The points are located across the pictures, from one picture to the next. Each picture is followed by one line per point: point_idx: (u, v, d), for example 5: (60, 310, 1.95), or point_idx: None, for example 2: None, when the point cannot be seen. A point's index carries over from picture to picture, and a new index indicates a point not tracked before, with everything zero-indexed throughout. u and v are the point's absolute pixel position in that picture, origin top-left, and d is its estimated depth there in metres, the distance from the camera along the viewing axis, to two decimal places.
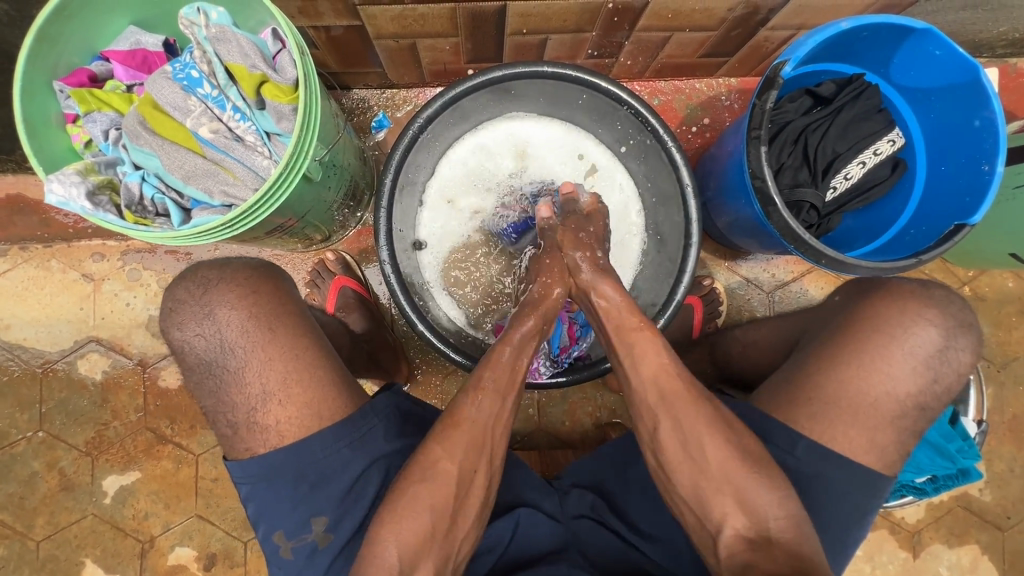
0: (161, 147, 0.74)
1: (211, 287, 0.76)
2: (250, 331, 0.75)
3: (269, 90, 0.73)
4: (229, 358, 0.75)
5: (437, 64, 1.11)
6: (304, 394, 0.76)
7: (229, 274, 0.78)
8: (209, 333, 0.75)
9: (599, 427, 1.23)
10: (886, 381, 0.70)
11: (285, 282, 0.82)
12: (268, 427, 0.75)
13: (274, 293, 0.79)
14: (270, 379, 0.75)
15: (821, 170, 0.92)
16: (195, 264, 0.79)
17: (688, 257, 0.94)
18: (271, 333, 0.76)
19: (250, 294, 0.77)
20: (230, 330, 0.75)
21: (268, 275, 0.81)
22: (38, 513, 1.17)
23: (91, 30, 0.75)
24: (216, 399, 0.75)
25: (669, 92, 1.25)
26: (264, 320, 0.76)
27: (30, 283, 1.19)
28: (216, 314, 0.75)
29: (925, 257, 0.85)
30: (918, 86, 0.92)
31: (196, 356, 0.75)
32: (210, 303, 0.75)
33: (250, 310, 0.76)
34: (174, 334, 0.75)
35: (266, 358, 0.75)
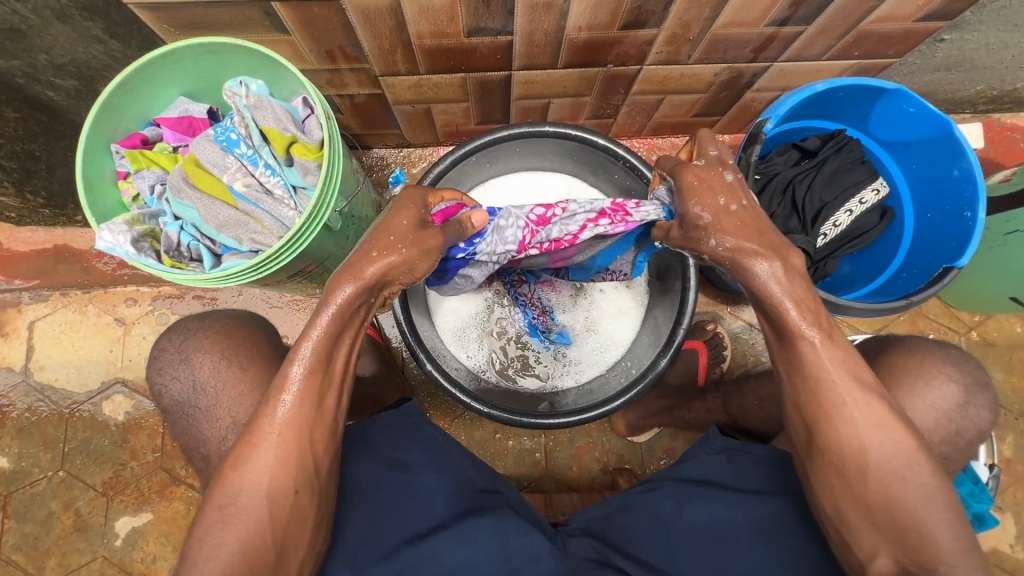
0: (200, 201, 0.82)
1: (189, 336, 0.83)
2: (220, 371, 0.79)
3: (298, 150, 0.82)
4: (201, 397, 0.79)
5: (450, 126, 1.21)
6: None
7: (206, 324, 0.84)
8: (184, 376, 0.80)
9: (607, 473, 1.22)
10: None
11: (257, 326, 0.87)
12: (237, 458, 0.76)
13: (245, 337, 0.83)
14: (239, 412, 0.77)
15: (810, 218, 0.97)
16: (181, 318, 0.87)
17: (686, 300, 0.98)
18: (239, 373, 0.79)
19: (224, 338, 0.83)
20: (202, 372, 0.80)
21: (240, 323, 0.86)
22: (50, 554, 1.19)
23: (145, 102, 0.86)
24: (191, 435, 0.80)
25: (666, 149, 1.34)
26: (232, 360, 0.80)
27: (66, 327, 1.27)
28: (190, 359, 0.81)
29: (916, 299, 0.88)
30: (898, 140, 0.99)
31: (172, 398, 0.81)
32: (187, 350, 0.81)
33: (221, 353, 0.81)
34: (157, 379, 0.82)
35: (236, 396, 0.78)
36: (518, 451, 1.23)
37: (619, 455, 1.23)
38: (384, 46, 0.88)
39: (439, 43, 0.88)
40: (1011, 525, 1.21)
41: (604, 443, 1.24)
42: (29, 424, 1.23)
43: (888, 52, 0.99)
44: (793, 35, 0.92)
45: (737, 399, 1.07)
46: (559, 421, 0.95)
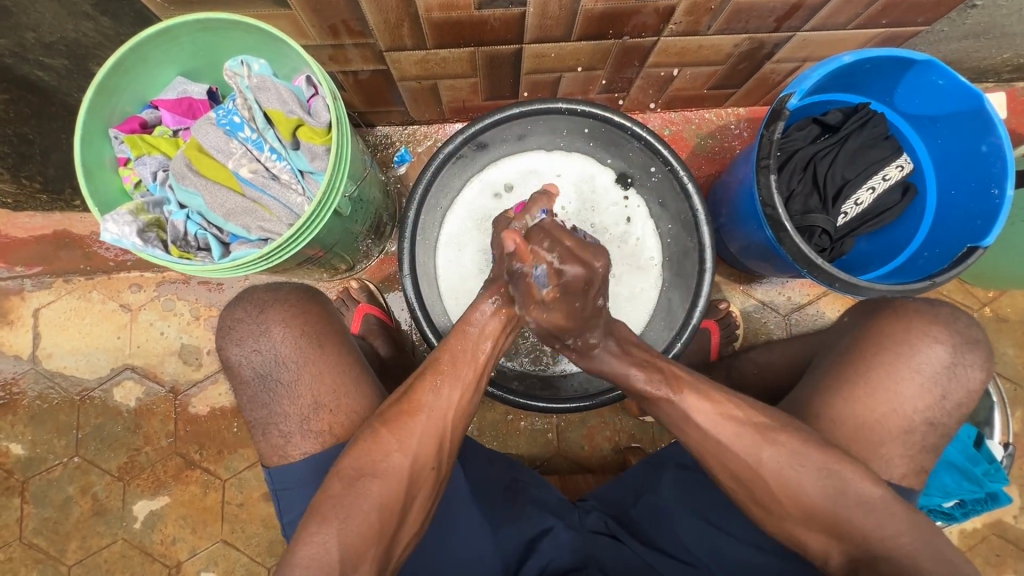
0: (205, 187, 0.79)
1: (266, 307, 0.78)
2: (302, 347, 0.76)
3: (305, 133, 0.79)
4: (283, 372, 0.76)
5: (456, 101, 1.16)
6: (350, 406, 0.76)
7: (282, 296, 0.79)
8: (264, 349, 0.76)
9: (618, 452, 1.23)
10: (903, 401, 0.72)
11: (331, 305, 0.84)
12: (320, 434, 0.75)
13: (322, 314, 0.80)
14: (321, 391, 0.75)
15: (831, 196, 0.95)
16: (250, 287, 0.82)
17: (703, 282, 0.95)
18: (320, 349, 0.77)
19: (302, 314, 0.78)
20: (283, 346, 0.76)
21: (316, 298, 0.82)
22: (71, 537, 1.20)
23: (142, 82, 0.82)
24: (268, 413, 0.76)
25: (679, 123, 1.30)
26: (312, 337, 0.77)
27: (72, 314, 1.25)
28: (271, 332, 0.76)
29: (939, 280, 0.86)
30: (924, 113, 0.95)
31: (251, 372, 0.76)
32: (266, 322, 0.76)
33: (302, 328, 0.77)
34: (231, 350, 0.76)
35: (314, 372, 0.76)
36: (530, 431, 1.23)
37: (631, 434, 1.24)
38: (391, 20, 0.84)
39: (448, 16, 0.84)
40: (1016, 497, 1.23)
41: (615, 423, 1.24)
42: (41, 411, 1.23)
43: (918, 19, 0.95)
44: (821, 3, 0.87)
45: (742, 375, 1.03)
46: (570, 405, 0.93)
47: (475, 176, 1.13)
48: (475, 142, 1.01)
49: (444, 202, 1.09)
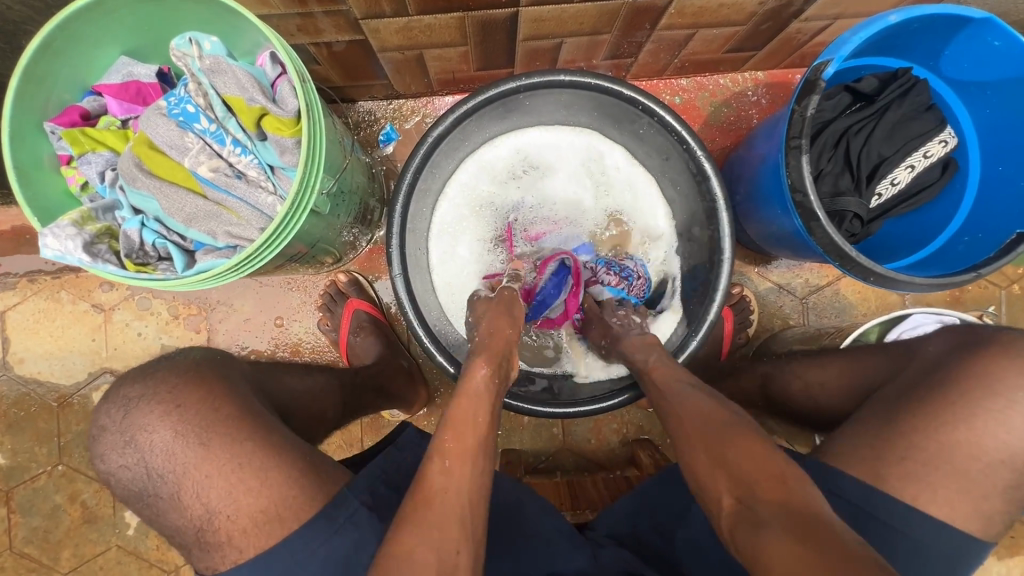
0: (160, 189, 0.69)
1: (130, 409, 0.68)
2: (174, 454, 0.66)
3: (270, 123, 0.68)
4: (160, 484, 0.66)
5: (445, 73, 1.04)
6: (257, 502, 0.65)
7: (150, 389, 0.69)
8: (132, 461, 0.67)
9: (626, 445, 1.18)
10: (942, 412, 0.65)
11: (216, 382, 0.72)
12: (222, 545, 0.65)
13: (201, 401, 0.68)
14: (213, 496, 0.65)
15: (865, 176, 0.85)
16: (122, 380, 0.73)
17: (720, 274, 0.87)
18: (204, 448, 0.66)
19: (173, 409, 0.68)
20: (153, 456, 0.66)
21: (196, 380, 0.71)
22: (63, 546, 1.16)
23: (80, 65, 0.71)
24: (161, 524, 0.68)
25: (691, 90, 1.18)
26: (186, 439, 0.66)
27: (41, 316, 1.17)
28: (136, 440, 0.67)
29: (985, 271, 0.77)
30: (972, 78, 0.85)
31: (126, 486, 0.68)
32: (130, 429, 0.68)
33: (172, 431, 0.67)
34: (102, 465, 0.69)
35: (204, 476, 0.66)
36: (535, 426, 1.17)
37: (638, 426, 1.18)
38: None
39: None
40: None
41: (623, 416, 1.18)
42: (19, 418, 1.17)
43: None
44: None
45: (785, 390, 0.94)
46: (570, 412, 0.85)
47: (470, 155, 1.02)
48: (469, 121, 0.90)
49: (437, 185, 0.99)
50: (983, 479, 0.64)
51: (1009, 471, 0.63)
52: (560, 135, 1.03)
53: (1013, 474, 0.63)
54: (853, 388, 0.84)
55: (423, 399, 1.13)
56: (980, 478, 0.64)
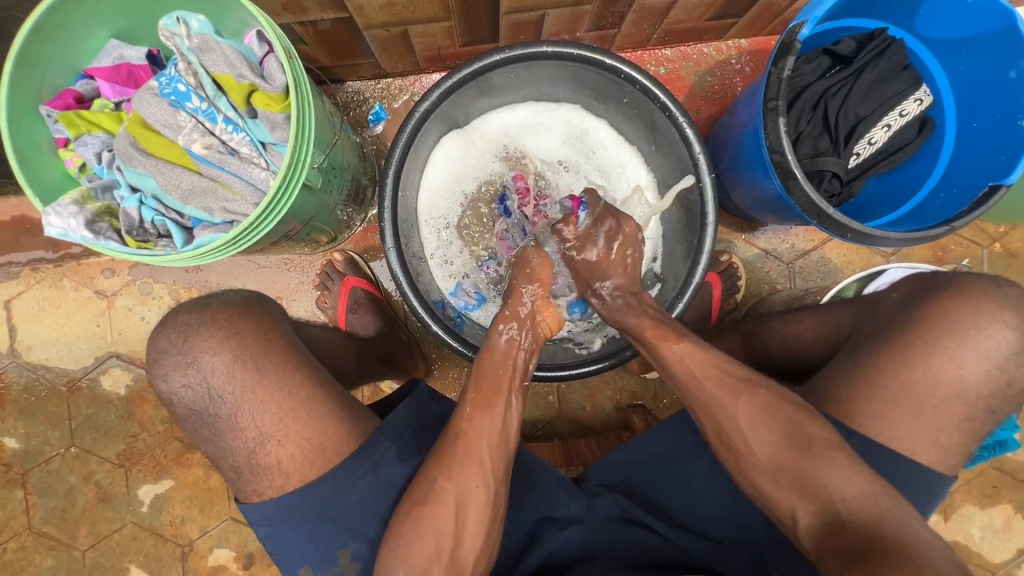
0: (155, 167, 0.72)
1: (192, 333, 0.69)
2: (237, 375, 0.68)
3: (259, 99, 0.70)
4: (219, 405, 0.69)
5: (430, 49, 1.06)
6: (304, 430, 0.69)
7: (209, 316, 0.71)
8: (195, 381, 0.68)
9: (620, 410, 1.21)
10: (909, 357, 0.69)
11: (269, 315, 0.75)
12: (270, 469, 0.68)
13: (260, 329, 0.71)
14: (266, 420, 0.68)
15: (843, 136, 0.87)
16: (176, 308, 0.73)
17: (704, 237, 0.88)
18: (260, 373, 0.69)
19: (233, 335, 0.70)
20: (215, 377, 0.68)
21: (251, 311, 0.73)
22: (80, 524, 1.21)
23: (71, 49, 0.73)
24: (214, 446, 0.70)
25: (675, 60, 1.19)
26: (249, 361, 0.69)
27: (45, 304, 1.20)
28: (200, 361, 0.68)
29: (958, 224, 0.80)
30: (946, 36, 0.87)
31: (185, 408, 0.69)
32: (192, 351, 0.69)
33: (234, 353, 0.69)
34: (161, 386, 0.69)
35: (259, 400, 0.69)
36: (531, 395, 1.21)
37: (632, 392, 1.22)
38: None
39: None
40: None
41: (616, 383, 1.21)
42: (30, 403, 1.20)
43: None
44: None
45: (766, 348, 0.97)
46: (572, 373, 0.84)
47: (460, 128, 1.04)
48: (457, 94, 0.91)
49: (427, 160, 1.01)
50: (942, 414, 0.68)
51: (964, 404, 0.68)
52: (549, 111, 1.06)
53: (967, 408, 0.68)
54: (831, 342, 0.87)
55: (422, 372, 1.16)
56: (939, 413, 0.68)
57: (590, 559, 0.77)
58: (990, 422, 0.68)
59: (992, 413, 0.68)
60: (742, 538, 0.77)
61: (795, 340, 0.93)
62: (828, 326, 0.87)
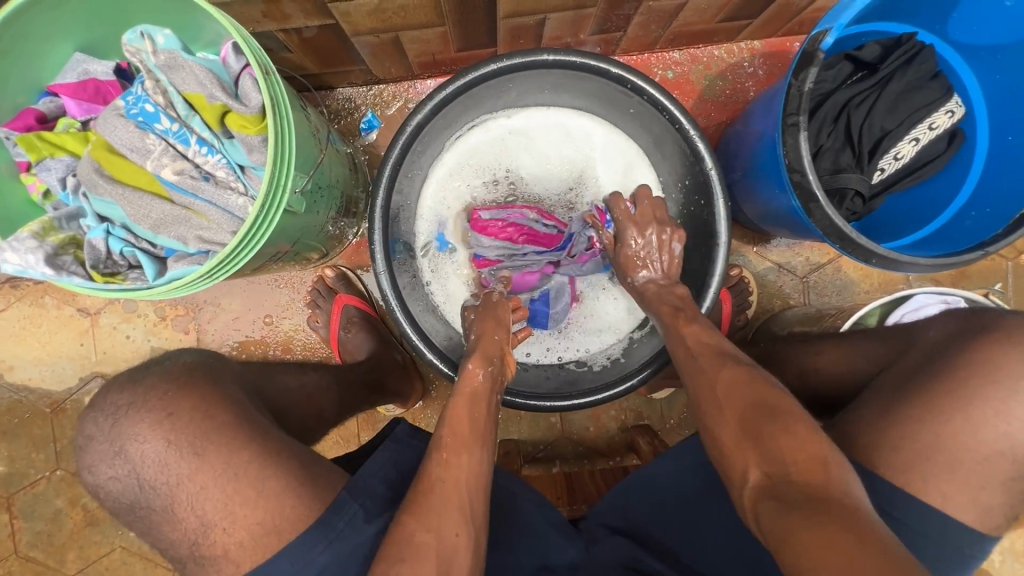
0: (123, 195, 0.66)
1: (120, 417, 0.64)
2: (170, 464, 0.62)
3: (234, 120, 0.64)
4: (153, 497, 0.63)
5: (424, 55, 0.99)
6: (253, 514, 0.61)
7: (141, 395, 0.65)
8: (124, 473, 0.63)
9: (625, 431, 1.16)
10: (943, 402, 0.63)
11: (215, 385, 0.68)
12: (217, 559, 0.62)
13: (196, 408, 0.64)
14: (207, 508, 0.61)
15: (866, 151, 0.81)
16: (107, 388, 0.68)
17: (716, 258, 0.84)
18: (199, 458, 0.62)
19: (167, 416, 0.64)
20: (145, 468, 0.62)
21: (191, 385, 0.66)
22: (68, 548, 1.17)
23: (31, 65, 0.67)
24: (153, 537, 0.65)
25: (685, 63, 1.12)
26: (182, 447, 0.62)
27: (27, 322, 1.15)
28: (127, 451, 0.63)
29: (993, 249, 0.73)
30: (982, 41, 0.80)
31: (116, 499, 0.64)
32: (120, 439, 0.63)
33: (167, 439, 0.63)
34: (90, 478, 0.65)
35: (198, 486, 0.62)
36: (532, 416, 1.16)
37: (637, 412, 1.17)
38: None
39: None
40: None
41: (621, 402, 1.16)
42: (13, 425, 1.16)
43: None
44: None
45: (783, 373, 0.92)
46: (581, 400, 0.84)
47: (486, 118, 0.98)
48: (475, 90, 0.85)
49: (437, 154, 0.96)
50: (985, 472, 0.61)
51: (1009, 460, 0.61)
52: (585, 117, 0.99)
53: (1008, 461, 0.62)
54: (852, 372, 0.82)
55: (417, 394, 1.10)
56: (981, 470, 0.61)
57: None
58: None
59: None
60: None
61: (816, 368, 0.87)
62: (849, 356, 0.83)
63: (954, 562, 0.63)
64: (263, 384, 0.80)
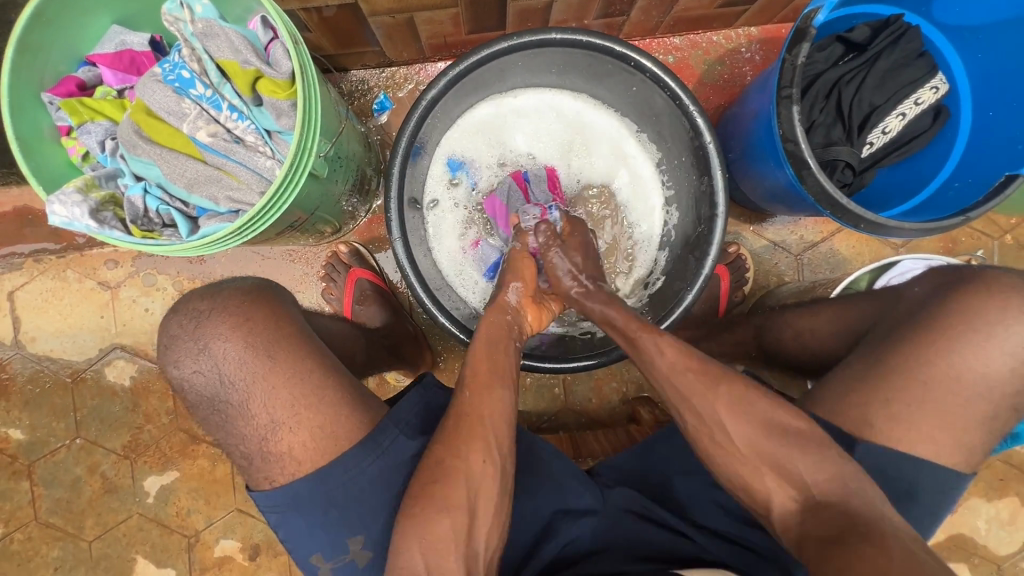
0: (160, 155, 0.71)
1: (203, 319, 0.70)
2: (249, 362, 0.69)
3: (265, 86, 0.69)
4: (231, 393, 0.68)
5: (436, 38, 1.04)
6: (316, 417, 0.69)
7: (221, 303, 0.71)
8: (207, 368, 0.69)
9: (626, 403, 1.21)
10: (924, 352, 0.68)
11: (281, 302, 0.75)
12: (282, 456, 0.68)
13: (270, 317, 0.71)
14: (279, 407, 0.68)
15: (856, 126, 0.86)
16: (185, 297, 0.74)
17: (715, 229, 0.87)
18: (272, 361, 0.69)
19: (245, 322, 0.70)
20: (227, 364, 0.68)
21: (262, 298, 0.73)
22: (86, 515, 1.21)
23: (73, 35, 0.71)
24: (224, 435, 0.70)
25: (685, 48, 1.17)
26: (260, 349, 0.69)
27: (49, 295, 1.19)
28: (212, 348, 0.68)
29: (974, 214, 0.78)
30: (963, 22, 0.85)
31: (195, 395, 0.69)
32: (204, 337, 0.69)
33: (247, 340, 0.69)
34: (172, 372, 0.70)
35: (266, 391, 0.68)
36: (537, 387, 1.20)
37: (639, 384, 1.21)
38: None
39: None
40: None
41: (623, 374, 1.21)
42: (35, 395, 1.20)
43: None
44: None
45: (779, 339, 0.97)
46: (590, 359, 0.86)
47: (494, 96, 1.03)
48: (486, 68, 0.90)
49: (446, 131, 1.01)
50: (962, 412, 0.67)
51: (983, 400, 0.67)
52: (586, 98, 1.04)
53: (984, 406, 0.67)
54: (843, 335, 0.86)
55: (428, 364, 1.15)
56: (957, 409, 0.67)
57: (605, 549, 0.76)
58: (1007, 419, 0.68)
59: (1011, 410, 0.68)
60: (757, 534, 0.76)
61: (809, 333, 0.92)
62: (840, 319, 0.87)
63: (935, 496, 0.69)
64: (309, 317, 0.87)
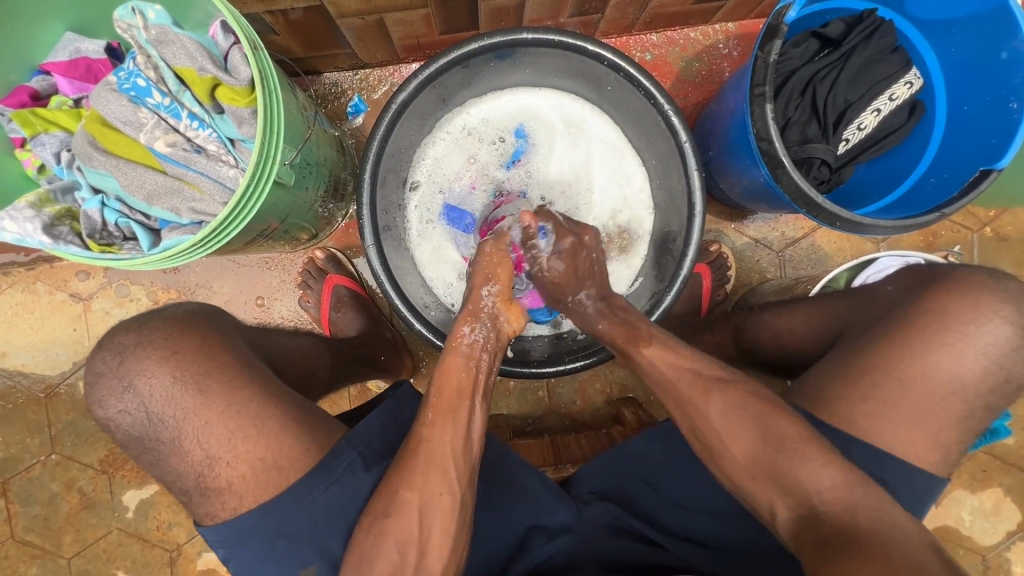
0: (116, 166, 0.69)
1: (127, 354, 0.68)
2: (177, 398, 0.67)
3: (224, 94, 0.67)
4: (160, 430, 0.67)
5: (409, 38, 1.02)
6: (258, 448, 0.67)
7: (147, 336, 0.69)
8: (132, 407, 0.67)
9: (611, 403, 1.20)
10: (899, 352, 0.68)
11: (213, 330, 0.73)
12: (222, 490, 0.67)
13: (199, 349, 0.69)
14: (213, 442, 0.67)
15: (831, 122, 0.85)
16: (114, 329, 0.72)
17: (692, 228, 0.85)
18: (203, 395, 0.67)
19: (171, 356, 0.68)
20: (153, 401, 0.67)
21: (192, 328, 0.71)
22: (64, 531, 1.18)
23: (25, 43, 0.69)
24: (161, 470, 0.69)
25: (662, 45, 1.16)
26: (188, 383, 0.67)
27: (19, 309, 1.16)
28: (137, 385, 0.67)
29: (949, 211, 0.78)
30: (936, 16, 0.85)
31: (125, 432, 0.68)
32: (129, 375, 0.67)
33: (173, 375, 0.67)
34: (99, 412, 0.68)
35: (203, 422, 0.67)
36: (521, 390, 1.19)
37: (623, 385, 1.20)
38: None
39: None
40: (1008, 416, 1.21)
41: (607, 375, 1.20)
42: (7, 411, 1.17)
43: None
44: None
45: (759, 339, 0.96)
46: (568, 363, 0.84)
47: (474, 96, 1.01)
48: (459, 68, 0.88)
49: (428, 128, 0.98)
50: (938, 411, 0.67)
51: (957, 398, 0.67)
52: (569, 96, 1.02)
53: (959, 404, 0.67)
54: (821, 334, 0.86)
55: (409, 370, 1.14)
56: (932, 408, 0.67)
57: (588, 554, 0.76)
58: (982, 416, 0.68)
59: (988, 409, 0.67)
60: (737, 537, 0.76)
61: (789, 332, 0.91)
62: (818, 319, 0.87)
63: (913, 496, 0.68)
64: (258, 338, 0.85)
